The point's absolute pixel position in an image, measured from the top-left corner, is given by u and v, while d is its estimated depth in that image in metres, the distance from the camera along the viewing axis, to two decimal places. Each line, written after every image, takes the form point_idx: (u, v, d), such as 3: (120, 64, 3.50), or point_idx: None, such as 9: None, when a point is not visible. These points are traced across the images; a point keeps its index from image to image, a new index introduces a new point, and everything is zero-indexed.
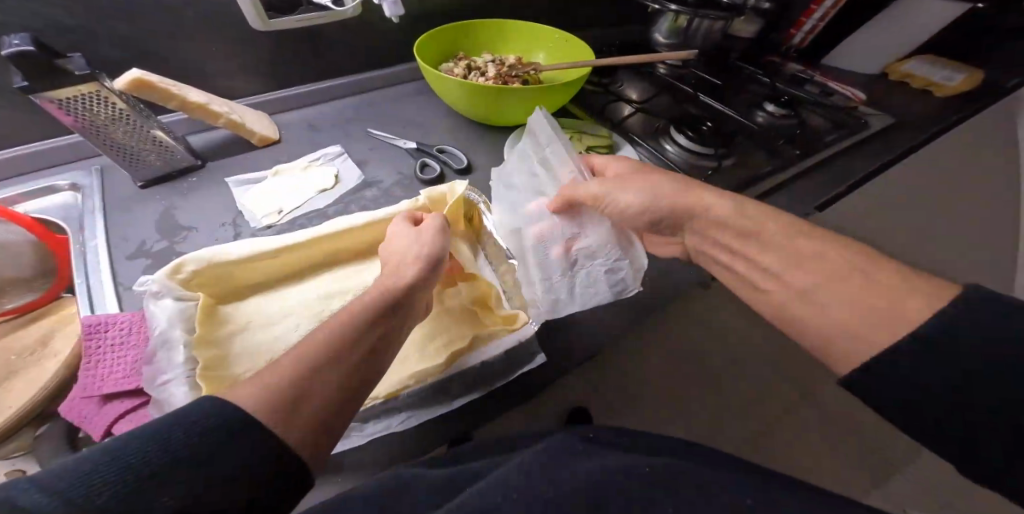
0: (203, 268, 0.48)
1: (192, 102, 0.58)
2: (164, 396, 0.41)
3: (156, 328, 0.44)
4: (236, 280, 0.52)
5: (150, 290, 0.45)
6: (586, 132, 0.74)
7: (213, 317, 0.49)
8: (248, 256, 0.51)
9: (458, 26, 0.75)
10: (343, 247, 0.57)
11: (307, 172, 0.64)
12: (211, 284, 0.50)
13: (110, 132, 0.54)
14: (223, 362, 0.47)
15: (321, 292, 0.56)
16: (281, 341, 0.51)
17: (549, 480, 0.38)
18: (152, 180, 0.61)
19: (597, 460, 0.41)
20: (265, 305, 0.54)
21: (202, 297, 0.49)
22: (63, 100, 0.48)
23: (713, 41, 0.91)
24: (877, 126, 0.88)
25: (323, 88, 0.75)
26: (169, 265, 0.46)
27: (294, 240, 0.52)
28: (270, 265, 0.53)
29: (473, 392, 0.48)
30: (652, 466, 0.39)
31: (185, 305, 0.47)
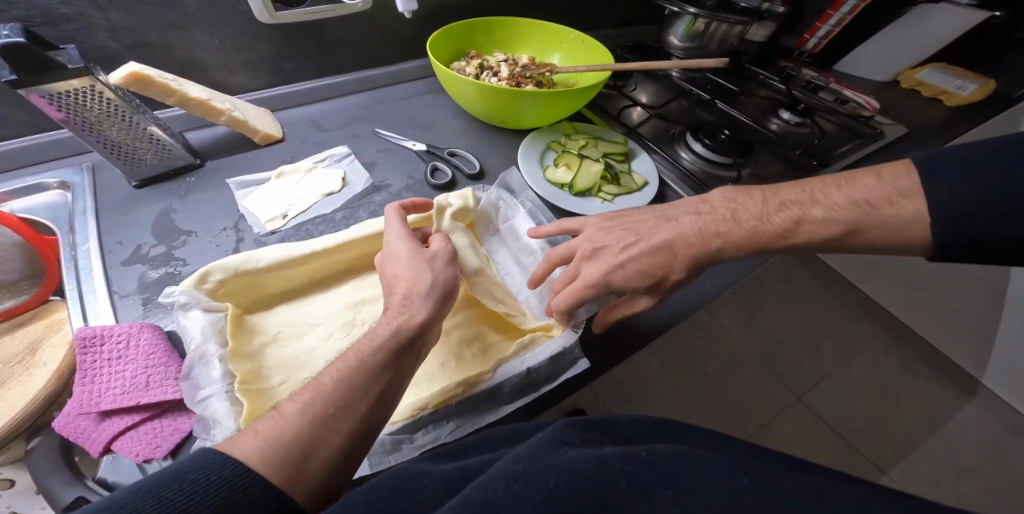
0: (230, 277, 0.47)
1: (193, 98, 0.55)
2: (209, 412, 0.40)
3: (192, 342, 0.43)
4: (263, 289, 0.50)
5: (178, 302, 0.44)
6: (603, 138, 0.71)
7: (243, 327, 0.47)
8: (275, 264, 0.49)
9: (471, 24, 0.73)
10: (372, 253, 0.55)
11: (312, 174, 0.61)
12: (242, 293, 0.48)
13: (104, 129, 0.51)
14: (258, 374, 0.45)
15: (351, 299, 0.54)
16: (312, 352, 0.49)
17: (550, 461, 0.34)
18: (148, 179, 0.58)
19: (598, 445, 0.37)
20: (295, 314, 0.51)
21: (231, 308, 0.47)
22: (55, 94, 0.45)
23: (729, 44, 0.89)
24: (892, 136, 0.86)
25: (329, 84, 0.72)
26: (195, 274, 0.45)
27: (321, 246, 0.51)
28: (296, 273, 0.51)
29: (520, 399, 0.47)
30: (650, 448, 0.35)
31: (215, 317, 0.45)
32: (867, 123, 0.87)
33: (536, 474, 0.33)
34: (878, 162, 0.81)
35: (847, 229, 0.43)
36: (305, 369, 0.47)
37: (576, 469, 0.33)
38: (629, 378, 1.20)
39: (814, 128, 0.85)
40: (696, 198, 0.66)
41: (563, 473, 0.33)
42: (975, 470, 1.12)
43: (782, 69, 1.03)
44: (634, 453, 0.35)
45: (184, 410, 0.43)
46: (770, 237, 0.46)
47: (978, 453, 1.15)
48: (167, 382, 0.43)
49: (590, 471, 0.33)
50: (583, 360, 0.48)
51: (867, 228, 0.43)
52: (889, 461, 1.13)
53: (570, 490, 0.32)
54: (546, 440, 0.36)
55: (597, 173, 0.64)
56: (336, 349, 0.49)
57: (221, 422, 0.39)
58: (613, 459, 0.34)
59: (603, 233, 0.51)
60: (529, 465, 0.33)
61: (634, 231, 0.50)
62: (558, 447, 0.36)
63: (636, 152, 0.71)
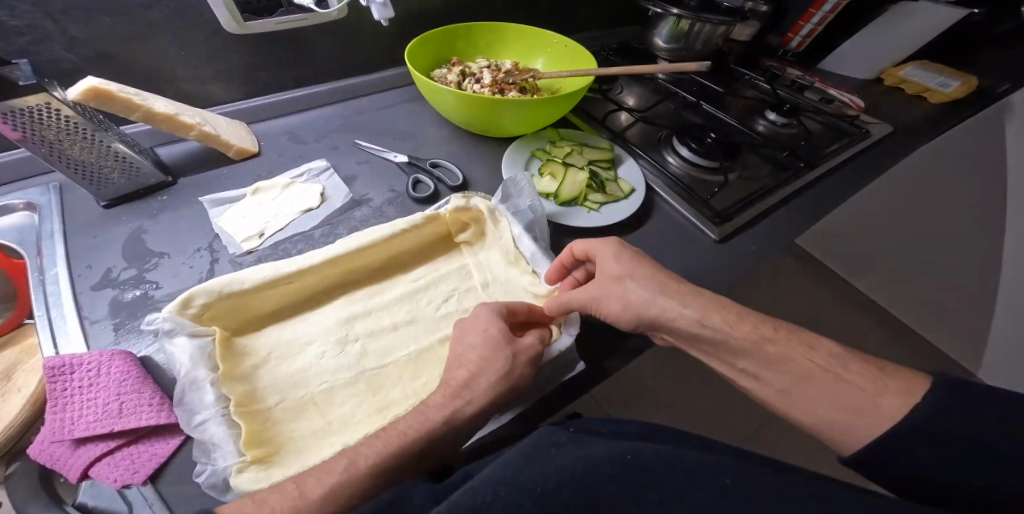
0: (214, 300, 0.45)
1: (159, 114, 0.53)
2: (208, 436, 0.39)
3: (180, 369, 0.42)
4: (253, 308, 0.48)
5: (162, 328, 0.42)
6: (588, 144, 0.70)
7: (232, 351, 0.46)
8: (267, 281, 0.47)
9: (451, 30, 0.71)
10: (365, 264, 0.54)
11: (289, 189, 0.59)
12: (227, 317, 0.47)
13: (64, 147, 0.48)
14: (254, 395, 0.44)
15: (341, 315, 0.52)
16: (308, 369, 0.47)
17: (544, 465, 0.34)
18: (119, 197, 0.56)
19: (590, 443, 0.37)
20: (287, 333, 0.50)
21: (218, 331, 0.46)
22: (9, 113, 0.43)
23: (714, 44, 0.88)
24: (877, 135, 0.86)
25: (306, 95, 0.70)
26: (177, 299, 0.44)
27: (310, 262, 0.49)
28: (289, 291, 0.50)
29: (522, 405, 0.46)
30: (636, 450, 0.35)
31: (201, 341, 0.44)
32: (853, 122, 0.87)
33: (524, 478, 0.33)
34: (867, 161, 0.81)
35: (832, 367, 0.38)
36: (302, 387, 0.46)
37: (570, 471, 0.33)
38: (625, 384, 1.19)
39: (800, 128, 0.85)
40: (683, 203, 0.65)
41: (553, 474, 0.33)
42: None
43: (767, 69, 1.03)
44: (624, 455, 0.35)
45: (163, 436, 0.41)
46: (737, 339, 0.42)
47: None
48: (144, 407, 0.41)
49: (579, 476, 0.33)
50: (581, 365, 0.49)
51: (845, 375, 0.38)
52: None
53: (561, 488, 0.32)
54: (535, 445, 0.37)
55: (583, 180, 0.63)
56: (333, 365, 0.48)
57: (222, 446, 0.39)
58: (600, 462, 0.34)
59: (665, 288, 0.45)
60: (517, 470, 0.34)
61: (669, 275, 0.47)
62: (548, 452, 0.36)
63: (622, 158, 0.70)
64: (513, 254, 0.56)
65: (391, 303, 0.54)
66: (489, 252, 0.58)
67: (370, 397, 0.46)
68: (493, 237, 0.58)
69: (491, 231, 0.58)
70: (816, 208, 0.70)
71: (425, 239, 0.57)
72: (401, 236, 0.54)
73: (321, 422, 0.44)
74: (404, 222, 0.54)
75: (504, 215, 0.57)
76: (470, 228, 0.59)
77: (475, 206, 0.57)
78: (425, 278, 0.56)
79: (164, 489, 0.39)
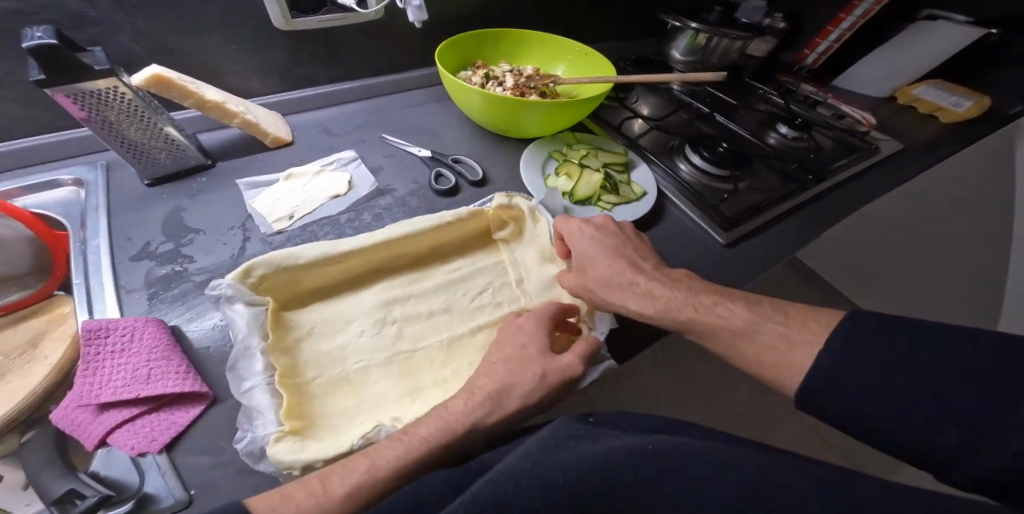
0: (272, 271, 0.49)
1: (209, 101, 0.56)
2: (253, 403, 0.42)
3: (238, 333, 0.46)
4: (302, 285, 0.51)
5: (224, 295, 0.46)
6: (603, 148, 0.73)
7: (279, 322, 0.49)
8: (317, 259, 0.51)
9: (478, 35, 0.75)
10: (406, 253, 0.57)
11: (319, 177, 0.63)
12: (281, 289, 0.50)
13: (122, 128, 0.52)
14: (296, 367, 0.47)
15: (378, 300, 0.54)
16: (345, 346, 0.50)
17: (561, 457, 0.38)
18: (161, 177, 0.60)
19: (602, 439, 0.40)
20: (329, 312, 0.52)
21: (271, 302, 0.49)
22: (80, 93, 0.47)
23: (730, 58, 0.91)
24: (886, 151, 0.88)
25: (336, 91, 0.74)
26: (239, 269, 0.47)
27: (354, 245, 0.53)
28: (333, 271, 0.53)
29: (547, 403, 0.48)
30: (654, 442, 0.39)
31: (257, 310, 0.48)
32: (863, 138, 0.89)
33: (543, 471, 0.37)
34: (874, 176, 0.83)
35: (749, 324, 0.45)
36: (339, 365, 0.49)
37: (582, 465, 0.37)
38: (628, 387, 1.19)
39: (810, 142, 0.87)
40: (694, 208, 0.67)
41: (569, 466, 0.37)
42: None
43: (780, 84, 1.05)
44: (641, 447, 0.38)
45: (185, 404, 0.43)
46: (679, 306, 0.48)
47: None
48: (170, 375, 0.43)
49: (596, 466, 0.37)
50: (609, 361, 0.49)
51: (764, 331, 0.44)
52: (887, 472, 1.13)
53: (577, 479, 0.37)
54: (552, 436, 0.40)
55: (597, 182, 0.65)
56: (369, 345, 0.51)
57: (264, 415, 0.42)
58: (618, 454, 0.38)
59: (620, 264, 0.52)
60: (535, 461, 0.38)
61: (635, 260, 0.52)
62: (565, 443, 0.40)
63: (636, 163, 0.72)
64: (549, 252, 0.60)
65: (429, 292, 0.56)
66: (527, 251, 0.61)
67: (402, 379, 0.49)
68: (531, 237, 0.62)
69: (530, 233, 0.62)
70: (823, 218, 0.72)
71: (466, 233, 0.60)
72: (445, 228, 0.57)
73: (354, 400, 0.47)
74: (447, 215, 0.58)
75: (543, 215, 0.62)
76: (509, 226, 0.62)
77: (516, 205, 0.61)
78: (462, 271, 0.59)
79: (179, 461, 0.40)
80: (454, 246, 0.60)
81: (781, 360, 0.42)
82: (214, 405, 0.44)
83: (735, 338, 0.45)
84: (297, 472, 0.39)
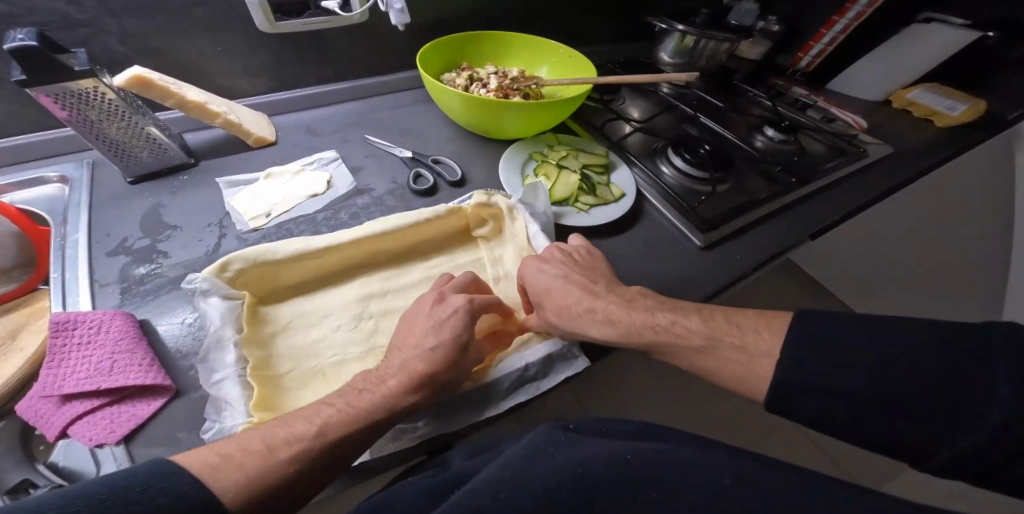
0: (247, 267, 0.49)
1: (191, 102, 0.58)
2: (222, 394, 0.42)
3: (212, 326, 0.46)
4: (279, 281, 0.52)
5: (199, 289, 0.46)
6: (584, 150, 0.73)
7: (255, 316, 0.50)
8: (294, 255, 0.51)
9: (463, 37, 0.75)
10: (384, 249, 0.57)
11: (298, 176, 0.64)
12: (256, 285, 0.50)
13: (104, 127, 0.54)
14: (268, 362, 0.47)
15: (355, 295, 0.55)
16: (319, 341, 0.51)
17: (540, 467, 0.37)
18: (143, 175, 0.61)
19: (574, 448, 0.40)
20: (305, 307, 0.53)
21: (248, 297, 0.49)
22: (61, 94, 0.48)
23: (718, 61, 0.91)
24: (875, 155, 0.87)
25: (322, 92, 0.75)
26: (216, 263, 0.48)
27: (334, 241, 0.53)
28: (310, 267, 0.53)
29: (518, 395, 0.48)
30: (634, 451, 0.38)
31: (232, 304, 0.48)
32: (852, 142, 0.88)
33: (521, 481, 0.35)
34: (862, 180, 0.82)
35: (708, 340, 0.45)
36: (313, 359, 0.49)
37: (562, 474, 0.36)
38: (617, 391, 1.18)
39: (797, 145, 0.86)
40: (673, 210, 0.67)
41: (552, 475, 0.36)
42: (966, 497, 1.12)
43: (773, 87, 1.05)
44: (620, 457, 0.37)
45: (146, 397, 0.44)
46: (638, 328, 0.48)
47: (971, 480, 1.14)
48: (133, 367, 0.43)
49: (576, 476, 0.35)
50: (581, 359, 0.51)
51: (721, 344, 0.44)
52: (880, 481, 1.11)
53: (562, 487, 0.34)
54: (527, 454, 0.39)
55: (575, 183, 0.65)
56: (343, 339, 0.51)
57: (234, 405, 0.42)
58: (597, 463, 0.36)
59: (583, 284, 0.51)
60: (515, 473, 0.36)
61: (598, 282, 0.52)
62: (543, 455, 0.38)
63: (616, 164, 0.72)
64: (525, 249, 0.59)
65: (407, 288, 0.57)
66: (508, 249, 0.61)
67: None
68: (510, 234, 0.61)
69: (510, 229, 0.62)
70: (805, 221, 0.71)
71: (445, 229, 0.60)
72: (424, 225, 0.58)
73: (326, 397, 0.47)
74: (425, 212, 0.58)
75: (522, 214, 0.61)
76: (488, 224, 0.62)
77: (496, 203, 0.60)
78: (441, 266, 0.60)
79: (137, 452, 0.41)
80: (432, 244, 0.60)
81: (740, 371, 0.43)
82: (176, 398, 0.45)
83: (694, 355, 0.46)
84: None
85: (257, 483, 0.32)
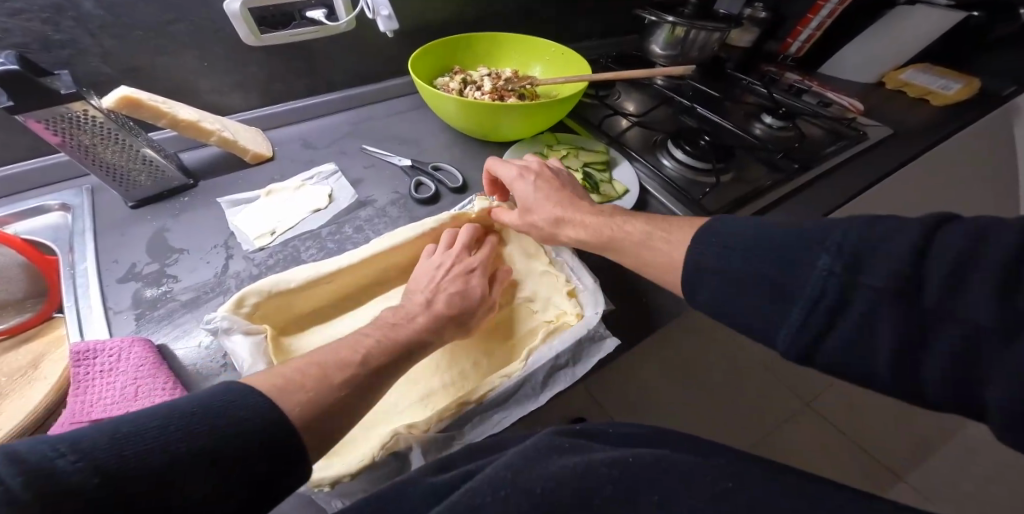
0: (264, 299, 0.47)
1: (183, 120, 0.57)
2: None
3: (243, 364, 0.44)
4: (297, 310, 0.51)
5: (220, 327, 0.44)
6: (584, 148, 0.72)
7: (280, 348, 0.49)
8: (307, 283, 0.49)
9: (453, 40, 0.75)
10: (395, 265, 0.57)
11: (299, 191, 0.63)
12: (275, 317, 0.49)
13: (99, 151, 0.53)
14: None
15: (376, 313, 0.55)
16: None
17: (542, 464, 0.37)
18: (144, 199, 0.61)
19: (587, 449, 0.40)
20: (325, 332, 0.52)
21: (268, 329, 0.47)
22: (51, 119, 0.48)
23: (710, 50, 0.91)
24: (875, 137, 0.87)
25: (314, 104, 0.74)
26: (231, 299, 0.46)
27: (342, 263, 0.51)
28: (325, 292, 0.52)
29: (557, 384, 0.49)
30: (637, 453, 0.38)
31: (256, 339, 0.46)
32: (850, 125, 0.88)
33: (524, 479, 0.35)
34: (862, 164, 0.82)
35: None
36: None
37: (568, 475, 0.36)
38: (633, 387, 1.19)
39: (796, 131, 0.86)
40: (679, 205, 0.67)
41: (552, 475, 0.36)
42: (989, 477, 1.12)
43: (765, 74, 1.05)
44: (622, 460, 0.37)
45: None
46: (602, 226, 0.49)
47: (991, 461, 1.15)
48: (156, 391, 0.43)
49: (577, 476, 0.36)
50: (610, 340, 0.51)
51: None
52: (902, 466, 1.12)
53: (569, 484, 0.35)
54: (536, 447, 0.39)
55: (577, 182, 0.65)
56: None
57: None
58: (600, 465, 0.37)
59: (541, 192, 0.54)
60: (516, 472, 0.36)
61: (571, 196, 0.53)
62: (550, 452, 0.39)
63: (617, 161, 0.72)
64: (534, 247, 0.60)
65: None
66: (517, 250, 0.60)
67: (409, 391, 0.51)
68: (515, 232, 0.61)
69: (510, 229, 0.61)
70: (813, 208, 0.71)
71: None
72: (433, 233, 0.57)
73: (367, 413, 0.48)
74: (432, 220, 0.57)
75: None
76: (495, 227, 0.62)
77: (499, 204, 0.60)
78: None
79: None
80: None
81: None
82: None
83: None
84: (328, 489, 0.40)
85: (319, 402, 0.33)
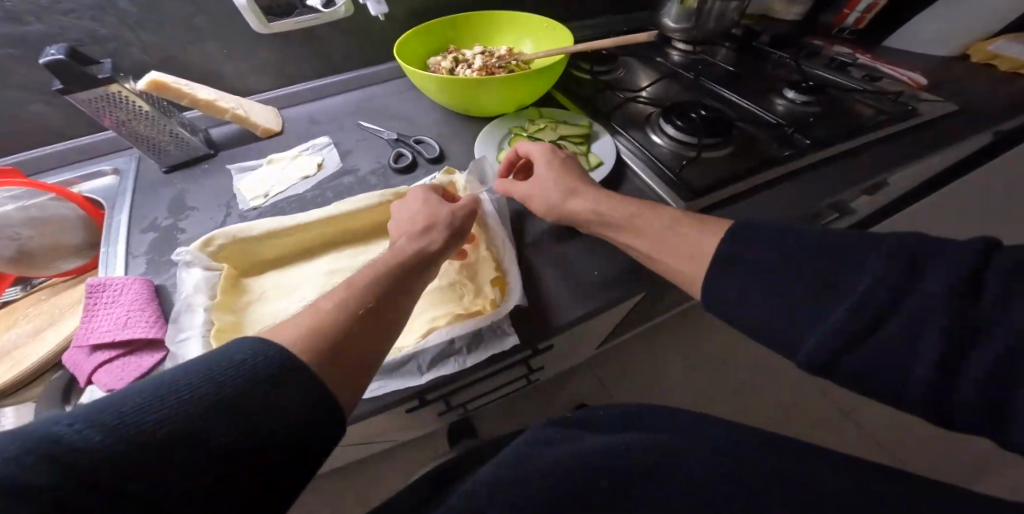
0: (229, 242, 0.54)
1: (202, 100, 0.66)
2: (181, 353, 0.46)
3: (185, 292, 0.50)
4: (256, 256, 0.57)
5: (184, 260, 0.51)
6: (566, 122, 0.71)
7: (236, 285, 0.54)
8: (267, 232, 0.56)
9: (446, 21, 0.77)
10: (352, 228, 0.60)
11: (296, 159, 0.70)
12: (238, 258, 0.55)
13: (135, 126, 0.64)
14: (238, 326, 0.51)
15: (327, 269, 0.59)
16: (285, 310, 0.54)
17: (535, 466, 0.40)
18: (176, 165, 0.71)
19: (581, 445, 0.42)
20: (282, 279, 0.57)
21: (226, 268, 0.54)
22: (93, 99, 0.59)
23: (730, 20, 0.84)
24: (930, 113, 0.75)
25: (322, 84, 0.81)
26: (201, 238, 0.52)
27: (306, 218, 0.57)
28: (283, 243, 0.57)
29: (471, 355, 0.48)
30: (631, 446, 0.39)
31: (212, 274, 0.52)
32: (899, 100, 0.77)
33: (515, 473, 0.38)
34: (906, 140, 0.72)
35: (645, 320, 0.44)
36: None
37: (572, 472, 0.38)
38: (645, 378, 1.13)
39: (824, 106, 0.77)
40: (654, 177, 0.63)
41: (548, 474, 0.38)
42: None
43: (804, 48, 0.95)
44: (623, 454, 0.39)
45: (153, 349, 0.51)
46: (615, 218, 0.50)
47: None
48: (142, 322, 0.51)
49: (582, 474, 0.38)
50: (512, 337, 0.48)
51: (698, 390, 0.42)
52: None
53: (555, 479, 0.38)
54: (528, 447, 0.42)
55: None
56: None
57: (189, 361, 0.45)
58: (600, 461, 0.39)
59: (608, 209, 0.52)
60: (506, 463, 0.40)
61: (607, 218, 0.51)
62: (538, 452, 0.41)
63: (599, 134, 0.70)
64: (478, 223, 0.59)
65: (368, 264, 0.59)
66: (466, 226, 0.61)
67: None
68: None
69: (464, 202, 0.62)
70: (826, 185, 0.64)
71: None
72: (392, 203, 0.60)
73: None
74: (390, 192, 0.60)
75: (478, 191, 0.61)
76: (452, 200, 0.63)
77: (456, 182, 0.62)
78: None
79: None
80: None
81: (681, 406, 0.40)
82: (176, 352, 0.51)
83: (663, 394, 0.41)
84: None
85: None
